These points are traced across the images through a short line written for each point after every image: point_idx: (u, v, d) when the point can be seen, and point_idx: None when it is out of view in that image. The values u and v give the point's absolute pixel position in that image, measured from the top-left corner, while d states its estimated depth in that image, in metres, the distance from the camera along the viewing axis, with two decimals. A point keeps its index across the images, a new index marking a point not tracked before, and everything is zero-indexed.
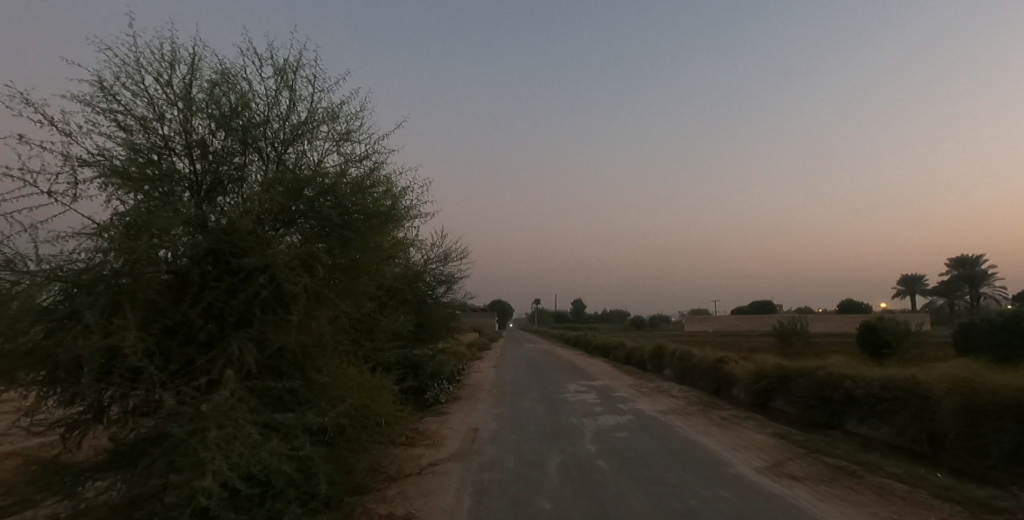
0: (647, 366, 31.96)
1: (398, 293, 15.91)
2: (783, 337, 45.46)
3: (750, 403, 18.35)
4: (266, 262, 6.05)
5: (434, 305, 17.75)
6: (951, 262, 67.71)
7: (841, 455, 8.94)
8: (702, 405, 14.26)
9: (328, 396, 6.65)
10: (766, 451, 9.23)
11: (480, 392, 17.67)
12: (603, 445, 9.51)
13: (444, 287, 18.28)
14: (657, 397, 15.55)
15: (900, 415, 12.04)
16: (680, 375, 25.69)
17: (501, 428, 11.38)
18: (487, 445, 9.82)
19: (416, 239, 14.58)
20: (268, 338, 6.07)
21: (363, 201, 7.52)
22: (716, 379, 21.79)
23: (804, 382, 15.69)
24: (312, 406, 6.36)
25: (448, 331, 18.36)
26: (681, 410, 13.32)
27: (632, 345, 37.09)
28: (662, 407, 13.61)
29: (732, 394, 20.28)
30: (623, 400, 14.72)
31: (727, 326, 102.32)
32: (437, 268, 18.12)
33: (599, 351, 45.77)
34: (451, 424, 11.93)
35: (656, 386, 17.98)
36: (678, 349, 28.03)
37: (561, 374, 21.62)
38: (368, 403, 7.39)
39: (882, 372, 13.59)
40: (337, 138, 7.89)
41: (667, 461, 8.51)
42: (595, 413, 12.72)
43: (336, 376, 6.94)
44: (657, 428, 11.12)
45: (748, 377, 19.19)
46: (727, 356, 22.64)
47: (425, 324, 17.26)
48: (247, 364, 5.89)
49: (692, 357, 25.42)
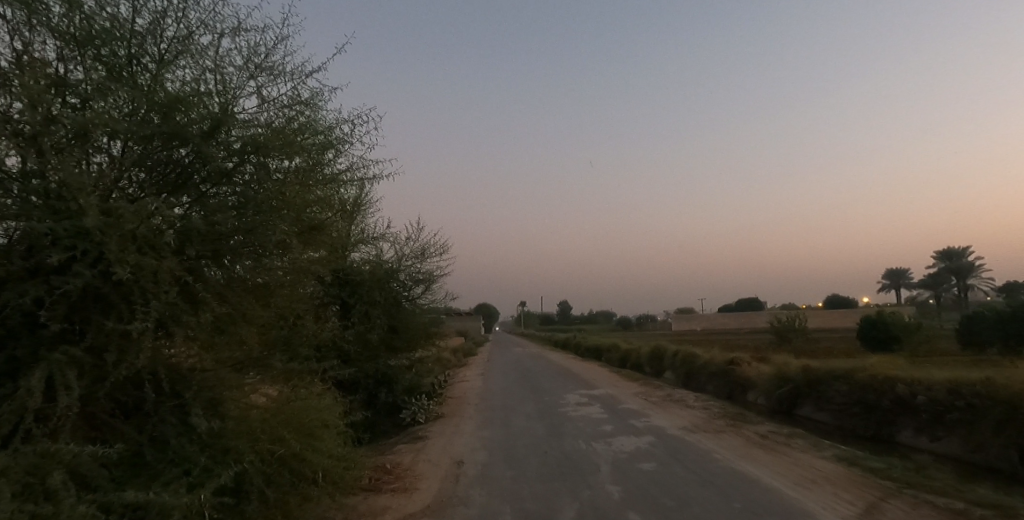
0: (645, 370, 29.85)
1: (357, 294, 13.70)
2: (781, 335, 43.66)
3: (773, 409, 16.19)
4: (94, 231, 3.50)
5: (409, 308, 15.31)
6: (940, 254, 66.90)
7: (947, 492, 6.75)
8: (730, 418, 12.01)
9: (221, 449, 4.25)
10: (844, 487, 7.01)
11: (465, 407, 15.28)
12: (630, 486, 7.20)
13: (422, 287, 15.84)
14: (673, 408, 13.28)
15: (977, 426, 9.94)
16: (684, 378, 23.56)
17: (492, 460, 9.00)
18: (476, 489, 7.44)
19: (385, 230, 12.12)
20: (106, 362, 3.68)
21: (290, 151, 5.25)
22: (728, 384, 19.61)
23: (842, 387, 13.53)
24: (189, 467, 3.99)
25: (429, 338, 15.92)
26: (709, 426, 11.05)
27: (628, 347, 34.92)
28: (684, 422, 11.33)
29: (750, 401, 18.07)
30: (635, 415, 12.41)
31: (717, 324, 100.90)
32: (413, 266, 15.66)
33: (592, 354, 43.54)
34: (429, 456, 9.51)
35: (668, 395, 15.72)
36: (680, 350, 25.95)
37: (556, 382, 19.33)
38: (299, 453, 4.97)
39: (941, 374, 11.50)
40: (253, 67, 5.58)
41: (723, 510, 6.24)
42: (606, 433, 10.42)
43: (241, 414, 4.56)
44: (689, 453, 8.85)
45: (768, 382, 16.99)
46: (739, 357, 20.51)
47: (399, 330, 14.89)
48: (63, 409, 3.50)
49: (698, 359, 23.25)
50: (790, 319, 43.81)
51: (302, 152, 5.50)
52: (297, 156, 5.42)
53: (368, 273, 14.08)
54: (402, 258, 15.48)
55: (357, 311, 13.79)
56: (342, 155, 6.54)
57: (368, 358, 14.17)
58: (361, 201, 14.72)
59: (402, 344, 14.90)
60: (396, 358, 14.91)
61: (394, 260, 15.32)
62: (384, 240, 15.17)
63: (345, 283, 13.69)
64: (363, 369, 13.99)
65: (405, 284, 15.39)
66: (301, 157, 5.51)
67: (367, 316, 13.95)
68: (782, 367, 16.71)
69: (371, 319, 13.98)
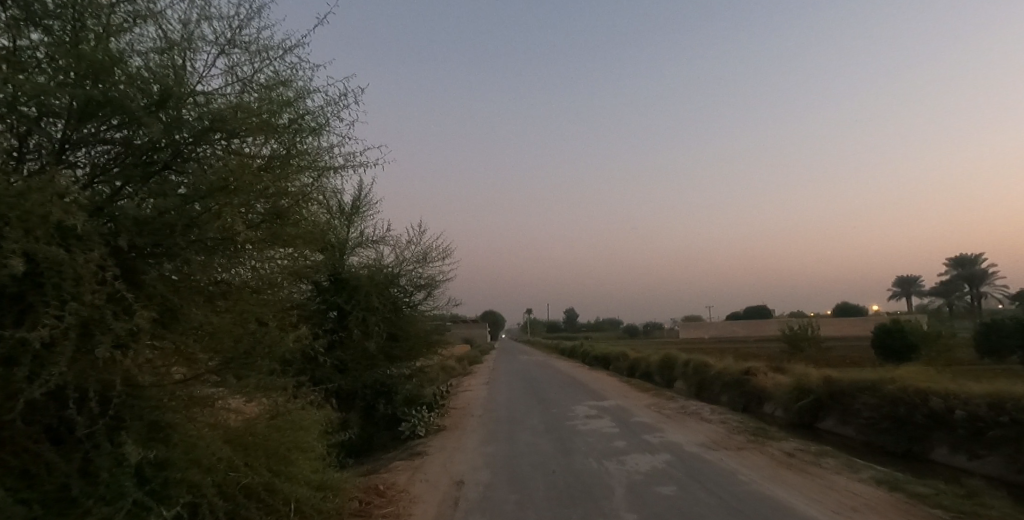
0: (654, 379, 29.03)
1: (354, 300, 13.07)
2: (793, 343, 42.69)
3: (792, 423, 15.37)
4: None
5: (409, 315, 14.62)
6: (954, 261, 65.72)
7: None
8: (750, 433, 11.23)
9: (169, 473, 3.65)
10: (889, 516, 6.25)
11: (468, 418, 14.56)
12: (648, 513, 6.46)
13: (424, 293, 15.12)
14: (689, 422, 12.51)
15: None
16: (697, 389, 22.73)
17: (495, 480, 8.27)
18: (477, 514, 6.72)
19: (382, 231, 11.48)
20: (16, 378, 2.99)
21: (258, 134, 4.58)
22: (744, 394, 18.77)
23: (869, 400, 12.70)
24: (122, 506, 3.30)
25: (432, 346, 15.18)
26: (729, 443, 10.27)
27: (637, 355, 34.13)
28: (702, 438, 10.55)
29: (767, 414, 17.22)
30: (649, 429, 11.64)
31: (726, 332, 99.62)
32: (415, 271, 14.97)
33: (600, 361, 42.73)
34: (428, 474, 8.79)
35: (682, 406, 14.93)
36: (691, 359, 25.14)
37: (563, 392, 18.57)
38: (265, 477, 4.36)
39: (980, 387, 10.70)
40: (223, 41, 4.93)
41: None
42: (618, 451, 9.66)
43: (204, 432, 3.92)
44: (711, 474, 8.08)
45: (788, 393, 16.15)
46: (755, 367, 19.67)
47: (400, 338, 14.19)
48: None
49: (712, 368, 22.41)
50: (802, 327, 42.85)
51: (275, 133, 4.85)
52: (269, 138, 4.75)
53: (366, 278, 13.46)
54: (403, 262, 14.82)
55: (353, 319, 13.18)
56: (325, 142, 5.89)
57: (367, 368, 13.48)
58: (359, 203, 14.27)
59: (403, 352, 14.18)
60: (395, 367, 14.20)
61: (396, 266, 14.68)
62: (384, 244, 14.54)
63: (340, 286, 13.22)
64: (360, 378, 13.32)
65: (406, 291, 14.73)
66: (274, 139, 4.85)
67: (366, 324, 13.35)
68: (801, 378, 15.90)
69: (369, 326, 13.31)
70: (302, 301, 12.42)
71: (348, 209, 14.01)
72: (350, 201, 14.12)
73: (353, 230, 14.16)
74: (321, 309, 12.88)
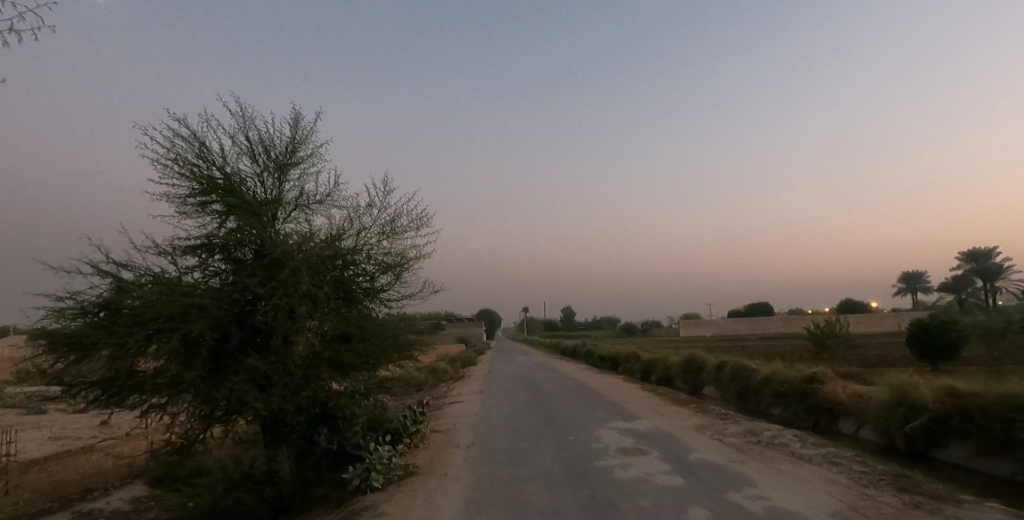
0: (677, 386, 24.97)
1: (273, 283, 8.82)
2: (818, 342, 38.87)
3: (899, 452, 11.20)
4: None
5: (368, 307, 10.49)
6: (966, 256, 62.56)
7: None
8: (898, 489, 7.04)
9: None
10: None
11: (452, 452, 10.32)
12: None
13: (391, 277, 10.95)
14: (784, 465, 8.28)
15: None
16: (737, 398, 18.61)
17: None
18: None
19: (300, 184, 10.27)
20: None
21: None
22: (811, 409, 14.60)
23: None
24: None
25: (404, 351, 10.88)
26: (884, 514, 6.09)
27: (651, 356, 30.11)
28: (834, 504, 6.37)
29: (851, 438, 13.04)
30: (731, 481, 7.45)
31: (729, 331, 96.01)
32: (378, 249, 10.85)
33: (606, 364, 38.65)
34: None
35: (752, 431, 10.70)
36: (726, 362, 21.09)
37: (579, 406, 14.38)
38: None
39: None
40: None
41: None
42: None
43: None
44: None
45: (886, 411, 11.98)
46: (821, 371, 15.54)
47: (354, 340, 9.90)
48: None
49: (757, 373, 18.29)
50: (830, 324, 38.92)
51: None
52: None
53: (296, 249, 9.28)
54: (361, 235, 10.73)
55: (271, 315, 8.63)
56: None
57: (300, 383, 9.11)
58: (295, 152, 10.41)
59: (357, 361, 9.81)
60: (346, 381, 9.86)
61: (350, 239, 10.61)
62: (333, 206, 10.44)
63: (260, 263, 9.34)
64: (290, 397, 9.00)
65: (363, 272, 10.62)
66: None
67: (296, 319, 9.06)
68: (906, 391, 11.74)
69: (302, 320, 9.07)
70: (201, 292, 8.94)
71: (277, 158, 10.22)
72: (281, 148, 10.29)
73: (284, 187, 10.33)
74: (227, 294, 9.19)
